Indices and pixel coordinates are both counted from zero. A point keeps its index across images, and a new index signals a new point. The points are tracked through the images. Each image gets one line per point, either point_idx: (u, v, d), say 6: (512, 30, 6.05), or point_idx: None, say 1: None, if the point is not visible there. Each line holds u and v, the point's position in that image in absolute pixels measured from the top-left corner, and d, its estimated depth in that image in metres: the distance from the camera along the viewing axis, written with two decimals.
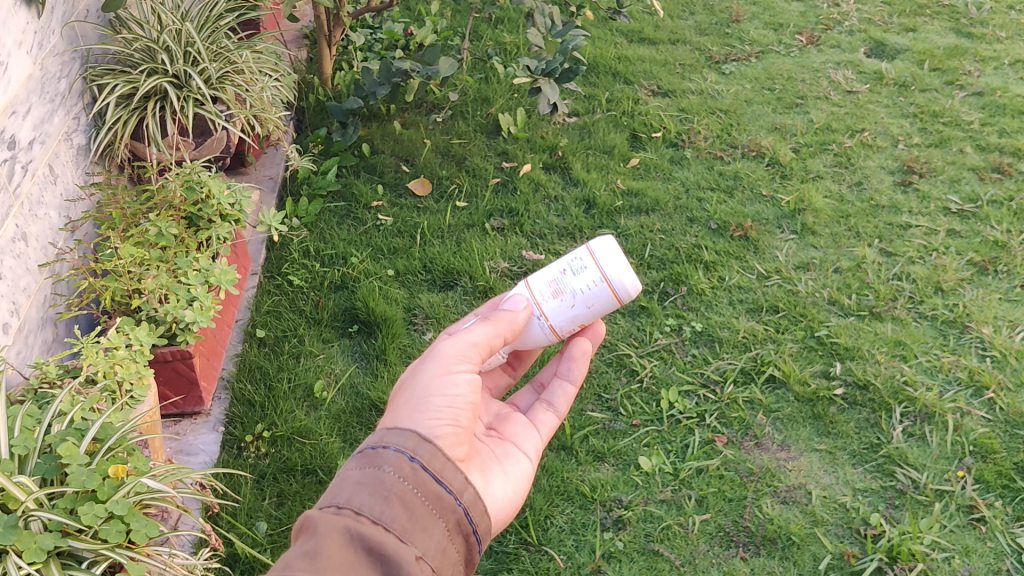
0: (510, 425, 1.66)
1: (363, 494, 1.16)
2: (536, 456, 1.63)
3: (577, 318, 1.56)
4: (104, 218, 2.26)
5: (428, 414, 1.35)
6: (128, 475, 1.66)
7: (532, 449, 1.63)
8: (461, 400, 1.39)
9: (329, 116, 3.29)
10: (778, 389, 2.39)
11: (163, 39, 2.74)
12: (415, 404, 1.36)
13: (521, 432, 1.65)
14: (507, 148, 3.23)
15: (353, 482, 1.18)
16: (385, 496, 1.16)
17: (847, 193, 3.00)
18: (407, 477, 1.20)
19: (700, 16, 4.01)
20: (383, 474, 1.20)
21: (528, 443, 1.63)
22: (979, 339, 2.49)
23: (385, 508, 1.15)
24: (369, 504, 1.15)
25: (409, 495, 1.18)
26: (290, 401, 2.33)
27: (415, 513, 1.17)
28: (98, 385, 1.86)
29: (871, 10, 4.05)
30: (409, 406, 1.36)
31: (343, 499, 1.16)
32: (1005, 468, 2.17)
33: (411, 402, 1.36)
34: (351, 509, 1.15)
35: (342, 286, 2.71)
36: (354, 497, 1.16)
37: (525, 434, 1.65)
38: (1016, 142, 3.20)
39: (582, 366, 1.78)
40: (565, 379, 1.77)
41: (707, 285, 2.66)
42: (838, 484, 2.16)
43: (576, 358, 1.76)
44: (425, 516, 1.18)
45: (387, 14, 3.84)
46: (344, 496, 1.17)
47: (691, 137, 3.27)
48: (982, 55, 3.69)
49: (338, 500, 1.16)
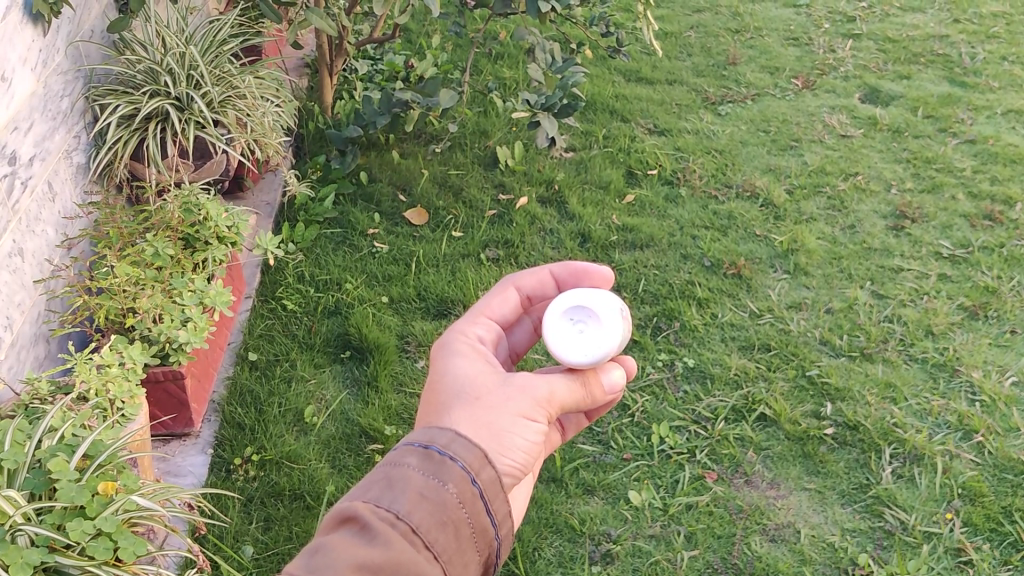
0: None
1: (423, 511, 1.06)
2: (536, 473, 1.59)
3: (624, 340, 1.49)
4: (100, 236, 2.29)
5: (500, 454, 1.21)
6: (117, 492, 1.68)
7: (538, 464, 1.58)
8: (529, 451, 1.27)
9: (328, 144, 3.34)
10: (768, 427, 2.39)
11: (167, 62, 2.77)
12: (496, 433, 1.22)
13: None
14: (505, 181, 3.26)
15: (414, 491, 1.07)
16: (442, 520, 1.06)
17: (840, 235, 3.04)
18: (466, 503, 1.10)
19: (697, 58, 4.08)
20: (446, 494, 1.08)
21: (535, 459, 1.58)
22: (968, 383, 2.50)
23: (440, 534, 1.06)
24: (425, 526, 1.05)
25: (464, 526, 1.08)
26: (280, 425, 2.33)
27: (464, 546, 1.08)
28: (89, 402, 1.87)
29: (865, 57, 4.11)
30: (485, 429, 1.21)
31: (399, 508, 1.06)
32: (993, 512, 2.17)
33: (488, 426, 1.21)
34: (408, 525, 1.04)
35: (335, 312, 2.71)
36: (412, 511, 1.05)
37: None
38: (1007, 190, 3.24)
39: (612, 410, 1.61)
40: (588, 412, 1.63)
41: (699, 322, 2.68)
42: (826, 524, 2.16)
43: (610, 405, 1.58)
44: (471, 552, 1.08)
45: (388, 46, 3.89)
46: (400, 504, 1.06)
47: (686, 175, 3.31)
48: (975, 104, 3.76)
49: (395, 508, 1.05)
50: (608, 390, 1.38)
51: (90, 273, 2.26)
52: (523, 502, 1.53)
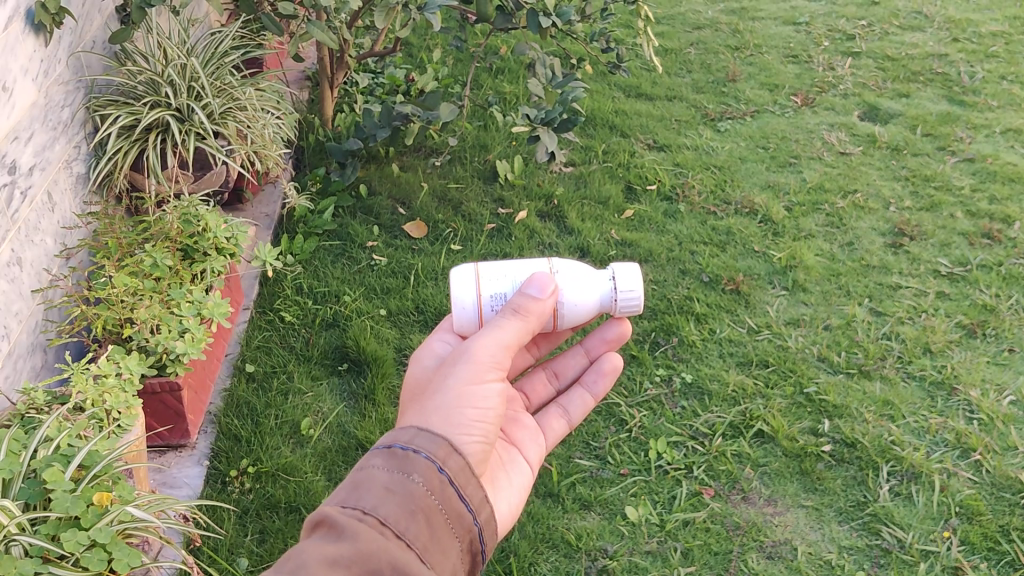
0: (517, 427, 1.66)
1: (391, 503, 1.07)
2: (536, 465, 1.64)
3: (511, 275, 1.48)
4: (99, 246, 2.29)
5: (458, 426, 1.25)
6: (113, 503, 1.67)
7: (535, 456, 1.65)
8: (491, 416, 1.31)
9: (328, 157, 3.35)
10: (766, 444, 2.38)
11: (168, 73, 2.78)
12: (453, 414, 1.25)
13: (528, 437, 1.66)
14: (504, 195, 3.27)
15: (380, 487, 1.08)
16: (411, 510, 1.07)
17: (838, 252, 3.04)
18: (435, 491, 1.11)
19: (697, 74, 4.10)
20: (413, 485, 1.10)
21: (532, 452, 1.64)
22: (967, 402, 2.49)
23: (411, 523, 1.06)
24: (395, 516, 1.06)
25: (435, 512, 1.09)
26: (277, 437, 2.32)
27: (438, 533, 1.08)
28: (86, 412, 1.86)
29: (865, 74, 4.13)
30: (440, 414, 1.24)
31: (368, 504, 1.06)
32: (991, 531, 2.16)
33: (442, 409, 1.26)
34: (377, 518, 1.05)
35: (333, 324, 2.71)
36: (380, 505, 1.06)
37: (530, 441, 1.66)
38: (1005, 209, 3.25)
39: (606, 383, 1.83)
40: (587, 390, 1.81)
41: (697, 337, 2.68)
42: (824, 541, 2.15)
43: (605, 372, 1.82)
44: (447, 537, 1.09)
45: (389, 60, 3.91)
46: (367, 500, 1.06)
47: (685, 191, 3.32)
48: (974, 123, 3.77)
49: (363, 504, 1.06)
50: (540, 296, 1.40)
51: (88, 283, 2.26)
52: (518, 500, 1.54)
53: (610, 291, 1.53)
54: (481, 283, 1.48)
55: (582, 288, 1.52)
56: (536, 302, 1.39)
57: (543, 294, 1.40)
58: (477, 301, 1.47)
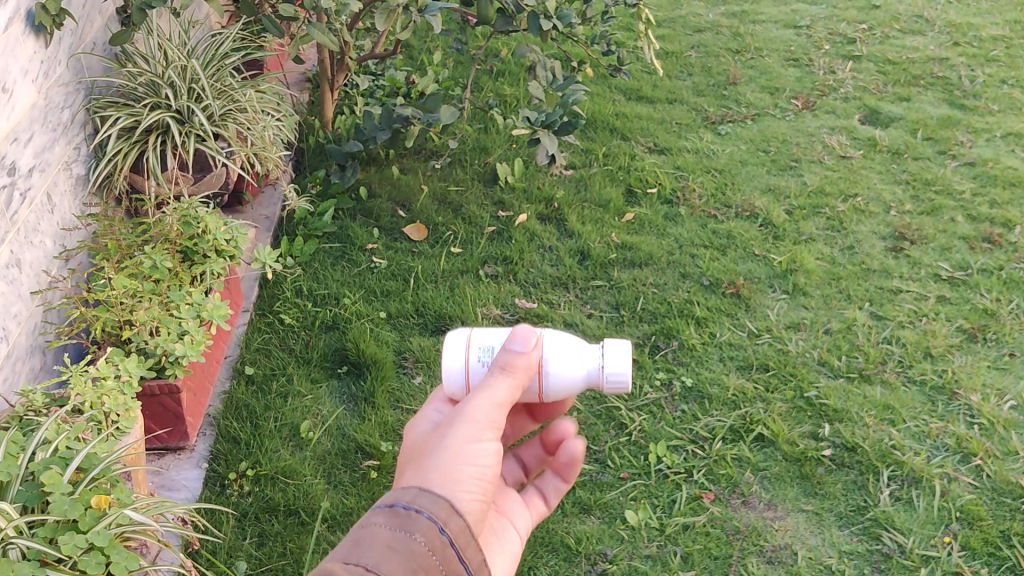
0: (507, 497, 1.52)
1: (392, 561, 1.02)
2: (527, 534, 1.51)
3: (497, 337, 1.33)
4: (98, 248, 2.28)
5: (457, 483, 1.17)
6: (110, 506, 1.67)
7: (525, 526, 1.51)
8: (488, 475, 1.21)
9: (328, 159, 3.35)
10: (766, 448, 2.38)
11: (168, 75, 2.78)
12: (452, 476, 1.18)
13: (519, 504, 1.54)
14: (504, 198, 3.26)
15: (383, 544, 1.04)
16: (413, 569, 1.03)
17: (839, 256, 3.04)
18: (436, 551, 1.06)
19: (698, 77, 4.10)
20: (414, 543, 1.05)
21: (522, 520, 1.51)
22: (967, 406, 2.49)
23: None
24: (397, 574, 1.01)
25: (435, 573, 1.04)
26: (276, 440, 2.32)
27: None
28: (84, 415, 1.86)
29: (865, 78, 4.13)
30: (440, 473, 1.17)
31: (370, 559, 1.02)
32: (992, 536, 2.16)
33: (439, 466, 1.18)
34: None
35: (333, 327, 2.71)
36: (381, 562, 1.02)
37: (521, 510, 1.52)
38: (1006, 213, 3.24)
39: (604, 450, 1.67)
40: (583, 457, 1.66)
41: (698, 341, 2.68)
42: (824, 546, 2.14)
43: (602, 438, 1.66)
44: None
45: (390, 62, 3.91)
46: (369, 556, 1.02)
47: (685, 194, 3.31)
48: (974, 127, 3.77)
49: (366, 561, 1.02)
50: (524, 350, 1.27)
51: (88, 285, 2.26)
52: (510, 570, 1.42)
53: (597, 365, 1.33)
54: (468, 346, 1.33)
55: (568, 358, 1.33)
56: (521, 358, 1.27)
57: (529, 350, 1.28)
58: (464, 366, 1.32)
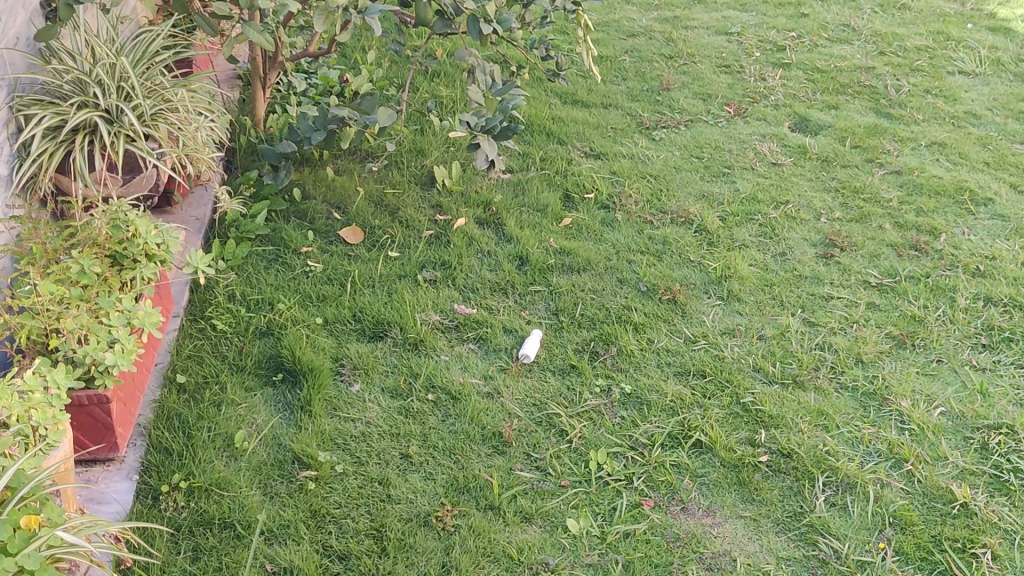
0: None
1: None
2: None
3: None
4: (23, 253, 2.19)
5: None
6: (41, 526, 1.62)
7: None
8: None
9: (260, 159, 3.27)
10: (704, 454, 2.39)
11: (96, 72, 2.65)
12: None
13: None
14: (442, 201, 3.23)
15: None
16: None
17: (771, 263, 3.08)
18: None
19: (632, 82, 4.11)
20: None
21: None
22: (898, 412, 2.54)
23: None
24: None
25: None
26: (209, 451, 2.25)
27: None
28: (11, 429, 1.77)
29: (795, 86, 4.20)
30: None
31: None
32: (924, 541, 2.19)
33: None
34: None
35: (267, 332, 2.64)
36: None
37: None
38: (932, 221, 3.32)
39: None
40: None
41: (636, 347, 2.69)
42: (761, 552, 2.15)
43: None
44: None
45: (324, 61, 3.85)
46: None
47: (622, 200, 3.32)
48: (900, 135, 3.85)
49: None
50: None
51: (12, 291, 2.16)
52: None
53: None
54: None
55: None
56: None
57: None
58: None
